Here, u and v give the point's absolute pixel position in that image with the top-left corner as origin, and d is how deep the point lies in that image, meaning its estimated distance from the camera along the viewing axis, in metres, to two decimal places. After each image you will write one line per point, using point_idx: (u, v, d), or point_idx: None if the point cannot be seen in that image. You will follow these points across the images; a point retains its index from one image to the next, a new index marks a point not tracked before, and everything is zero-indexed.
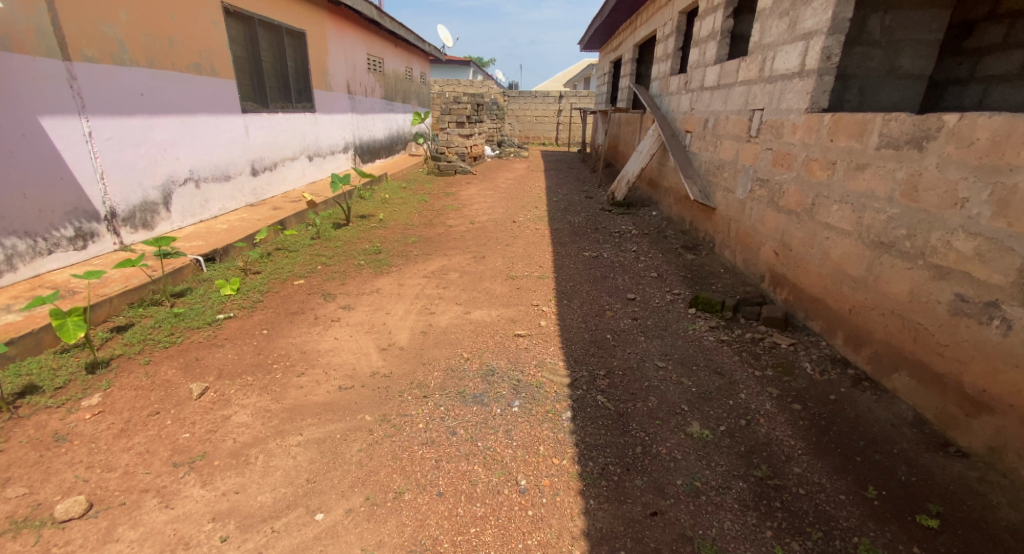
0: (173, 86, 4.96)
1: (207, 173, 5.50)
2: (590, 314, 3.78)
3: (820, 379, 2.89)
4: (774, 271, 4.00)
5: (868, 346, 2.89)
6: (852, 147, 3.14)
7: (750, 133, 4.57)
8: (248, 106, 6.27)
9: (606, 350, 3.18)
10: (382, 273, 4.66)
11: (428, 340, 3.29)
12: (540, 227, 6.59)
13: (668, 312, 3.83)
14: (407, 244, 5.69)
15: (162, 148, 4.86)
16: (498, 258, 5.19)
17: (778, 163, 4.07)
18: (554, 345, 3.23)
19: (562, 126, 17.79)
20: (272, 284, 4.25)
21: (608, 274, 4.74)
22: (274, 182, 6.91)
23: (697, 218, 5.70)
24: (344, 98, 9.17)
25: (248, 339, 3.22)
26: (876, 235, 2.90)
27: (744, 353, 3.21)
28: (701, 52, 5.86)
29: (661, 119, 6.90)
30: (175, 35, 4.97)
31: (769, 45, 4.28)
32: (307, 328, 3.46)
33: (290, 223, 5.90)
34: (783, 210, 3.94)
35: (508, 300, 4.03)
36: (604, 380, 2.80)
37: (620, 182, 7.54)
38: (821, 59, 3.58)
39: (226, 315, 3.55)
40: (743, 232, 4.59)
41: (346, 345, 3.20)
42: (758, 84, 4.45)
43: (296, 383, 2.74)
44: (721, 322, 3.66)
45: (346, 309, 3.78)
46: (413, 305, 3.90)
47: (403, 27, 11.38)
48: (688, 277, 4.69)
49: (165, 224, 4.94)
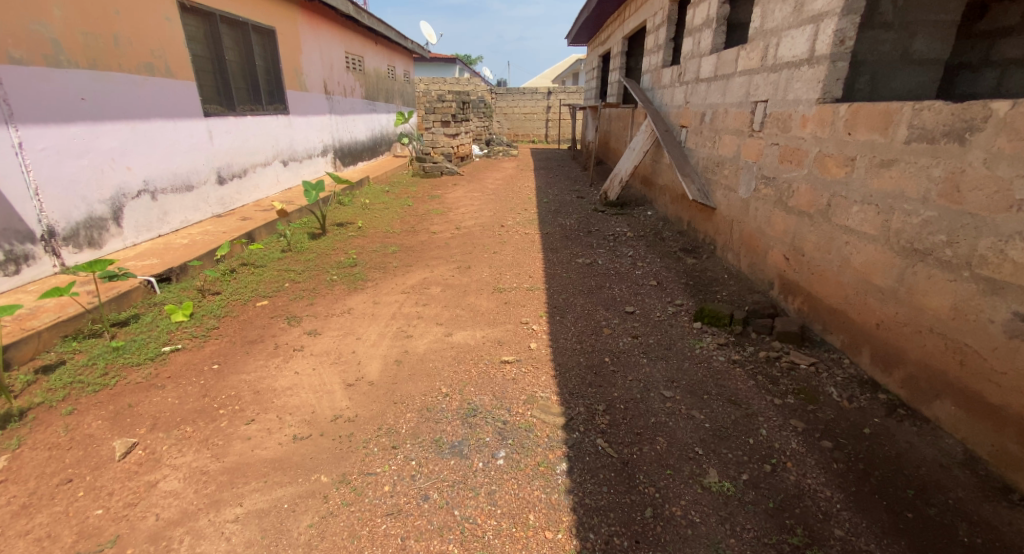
0: (121, 89, 4.52)
1: (164, 183, 5.06)
2: (585, 332, 3.40)
3: (849, 408, 2.53)
4: (785, 278, 3.64)
5: (902, 368, 2.54)
6: (874, 140, 2.78)
7: (753, 127, 4.21)
8: (211, 109, 5.82)
9: (604, 378, 2.79)
10: (357, 289, 4.25)
11: (402, 371, 2.90)
12: (528, 231, 6.21)
13: (670, 328, 3.46)
14: (386, 254, 5.27)
15: (109, 158, 4.42)
16: (484, 268, 4.81)
17: (786, 159, 3.71)
18: (545, 374, 2.84)
19: (552, 123, 17.43)
20: (231, 306, 3.84)
21: (603, 283, 4.36)
22: (244, 190, 6.46)
23: (696, 218, 5.34)
24: (321, 98, 8.72)
25: (194, 378, 2.83)
26: (908, 240, 2.54)
27: (760, 376, 2.84)
28: (695, 41, 5.50)
29: (654, 113, 6.53)
30: (121, 31, 4.52)
31: (771, 31, 3.92)
32: (265, 360, 3.05)
33: (260, 234, 5.47)
34: (793, 211, 3.59)
35: (494, 318, 3.65)
36: (604, 418, 2.41)
37: (613, 180, 7.18)
38: (833, 43, 3.22)
39: (173, 347, 3.16)
40: (748, 235, 4.23)
41: (309, 381, 2.80)
42: (760, 73, 4.09)
43: (243, 434, 2.35)
44: (730, 337, 3.29)
45: (312, 335, 3.37)
46: (388, 327, 3.50)
47: (383, 24, 10.92)
48: (690, 284, 4.32)
49: (116, 241, 4.52)
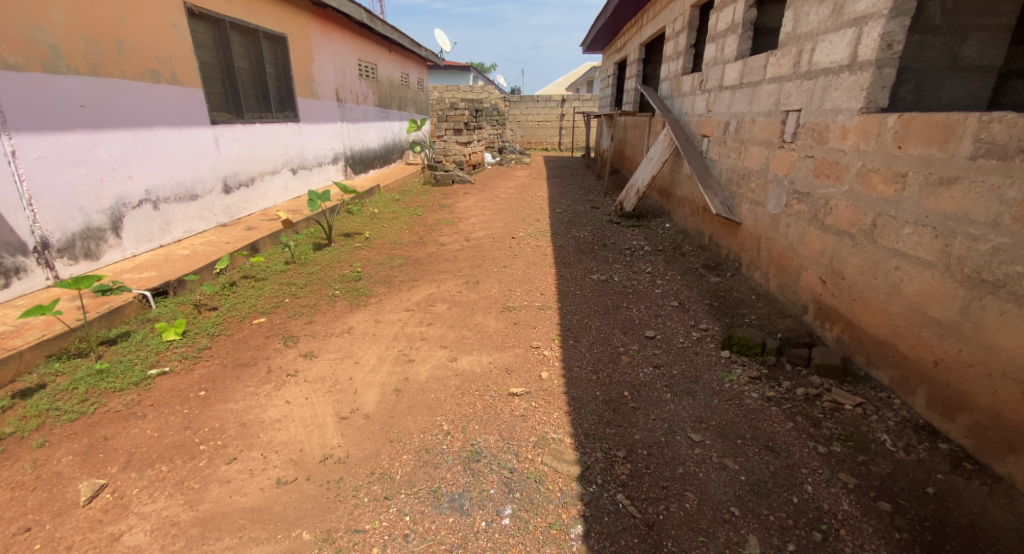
0: (125, 96, 4.39)
1: (167, 193, 4.92)
2: (602, 359, 3.13)
3: (907, 460, 2.25)
4: (821, 303, 3.34)
5: (966, 415, 2.26)
6: (931, 155, 2.50)
7: (784, 138, 3.92)
8: (218, 116, 5.69)
9: (624, 416, 2.52)
10: (359, 306, 4.03)
11: (401, 403, 2.65)
12: (541, 244, 5.95)
13: (695, 356, 3.17)
14: (392, 268, 5.06)
15: (109, 166, 4.27)
16: (493, 284, 4.56)
17: (822, 173, 3.42)
18: (557, 411, 2.56)
19: (566, 130, 17.24)
20: (227, 324, 3.63)
21: (620, 303, 4.09)
22: (251, 199, 6.32)
23: (719, 232, 5.05)
24: (332, 106, 8.60)
25: (177, 407, 2.61)
26: (975, 269, 2.28)
27: (800, 418, 2.55)
28: (718, 47, 5.22)
29: (674, 122, 6.25)
30: (125, 37, 4.39)
31: (806, 35, 3.63)
32: (255, 387, 2.82)
33: (265, 245, 5.31)
34: (831, 230, 3.30)
35: (502, 342, 3.39)
36: (625, 467, 2.16)
37: (630, 191, 6.89)
38: (880, 48, 2.93)
39: (160, 370, 2.94)
40: (778, 254, 3.93)
41: (300, 413, 2.56)
42: (793, 81, 3.80)
43: (222, 476, 2.13)
44: (763, 369, 3.00)
45: (308, 358, 3.14)
46: (388, 350, 3.26)
47: (397, 31, 10.80)
48: (715, 305, 4.03)
49: (114, 253, 4.37)
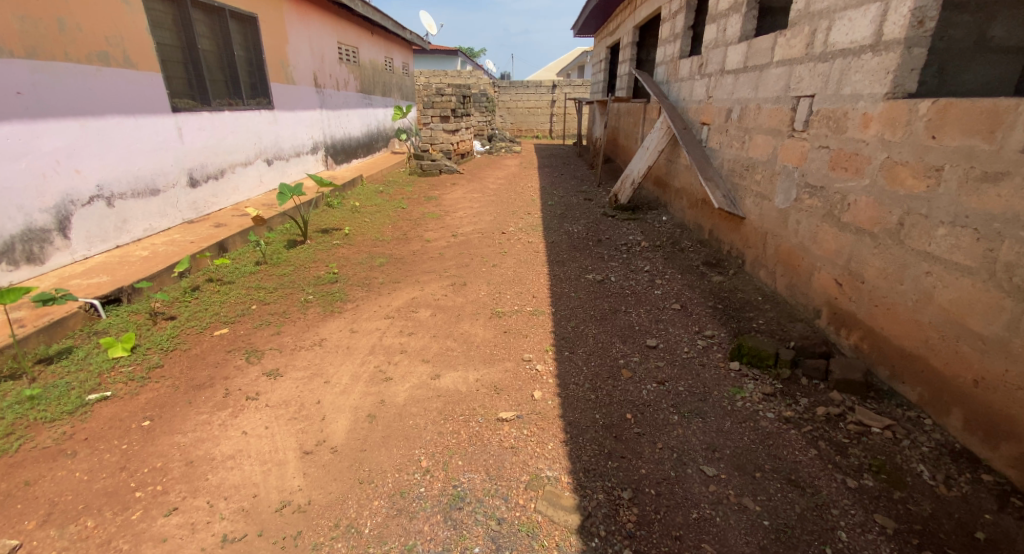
0: (69, 82, 3.96)
1: (123, 187, 4.49)
2: (600, 374, 2.83)
3: (949, 497, 1.99)
4: (836, 308, 3.06)
5: (1014, 443, 1.99)
6: (973, 147, 2.22)
7: (794, 126, 3.61)
8: (180, 103, 5.24)
9: (627, 445, 2.23)
10: (334, 313, 3.68)
11: (374, 433, 2.33)
12: (532, 240, 5.62)
13: (702, 369, 2.88)
14: (372, 268, 4.71)
15: (53, 159, 3.87)
16: (482, 285, 4.24)
17: (839, 166, 3.12)
18: (552, 440, 2.26)
19: (557, 117, 16.81)
20: (184, 336, 3.27)
21: (618, 306, 3.78)
22: (220, 192, 5.89)
23: (720, 227, 4.75)
24: (310, 92, 8.13)
25: (115, 442, 2.28)
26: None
27: (824, 443, 2.27)
28: (720, 28, 4.87)
29: (671, 109, 5.91)
30: (68, 14, 3.94)
31: (821, 13, 3.30)
32: (209, 414, 2.48)
33: (234, 243, 4.93)
34: (848, 228, 3.00)
35: (490, 354, 3.08)
36: (632, 512, 1.89)
37: (625, 182, 6.57)
38: (910, 25, 2.61)
39: (101, 395, 2.59)
40: (787, 252, 3.64)
41: (257, 447, 2.24)
42: (805, 63, 3.47)
43: (157, 533, 1.83)
44: (777, 384, 2.72)
45: (271, 378, 2.79)
46: (363, 366, 2.93)
47: (378, 14, 10.29)
48: (719, 307, 3.74)
49: (62, 255, 3.98)
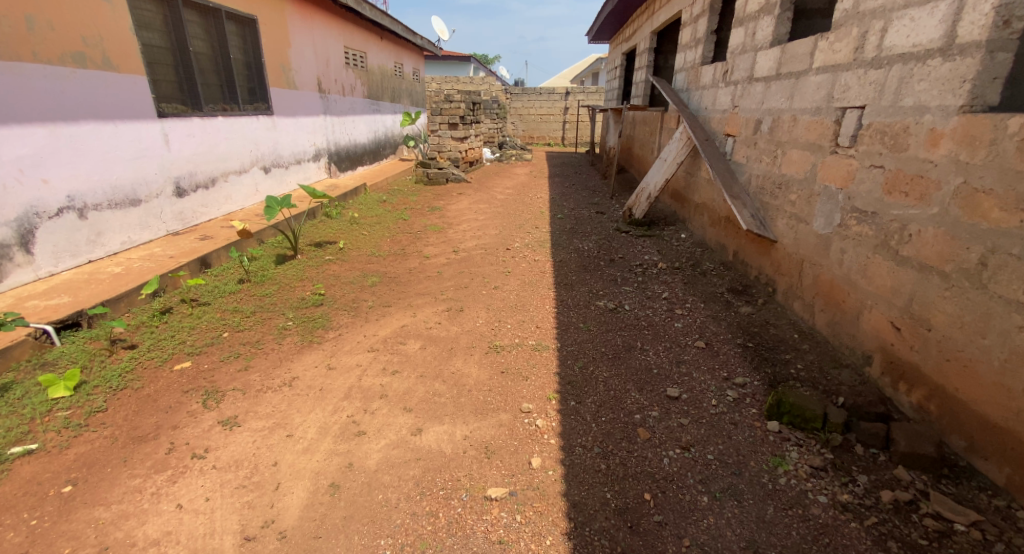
0: (36, 85, 3.64)
1: (98, 198, 4.17)
2: (613, 433, 2.38)
3: None
4: (892, 357, 2.57)
5: None
6: None
7: (839, 142, 3.13)
8: (168, 107, 4.91)
9: (646, 542, 1.83)
10: (312, 344, 3.27)
11: (334, 513, 1.93)
12: (538, 258, 5.19)
13: (734, 429, 2.42)
14: (362, 288, 4.32)
15: (15, 168, 3.56)
16: (480, 311, 3.83)
17: (896, 189, 2.64)
18: (552, 533, 1.86)
19: (569, 125, 16.40)
20: (140, 371, 2.89)
21: (633, 343, 3.32)
22: (210, 202, 5.55)
23: (747, 250, 4.27)
24: (313, 97, 7.81)
25: (24, 515, 1.91)
26: None
27: (895, 546, 1.82)
28: (747, 32, 4.42)
29: (691, 119, 5.45)
30: (38, 12, 3.63)
31: (874, 12, 2.84)
32: (144, 478, 2.10)
33: (219, 258, 4.58)
34: (907, 264, 2.53)
35: (483, 403, 2.64)
36: None
37: (640, 196, 6.12)
38: (993, 26, 2.15)
39: (24, 448, 2.22)
40: (829, 285, 3.16)
41: (189, 530, 1.86)
42: (854, 70, 3.00)
43: None
44: (826, 455, 2.25)
45: (227, 429, 2.40)
46: (334, 416, 2.50)
47: (388, 18, 10.01)
48: (748, 345, 3.27)
49: (24, 273, 3.65)
